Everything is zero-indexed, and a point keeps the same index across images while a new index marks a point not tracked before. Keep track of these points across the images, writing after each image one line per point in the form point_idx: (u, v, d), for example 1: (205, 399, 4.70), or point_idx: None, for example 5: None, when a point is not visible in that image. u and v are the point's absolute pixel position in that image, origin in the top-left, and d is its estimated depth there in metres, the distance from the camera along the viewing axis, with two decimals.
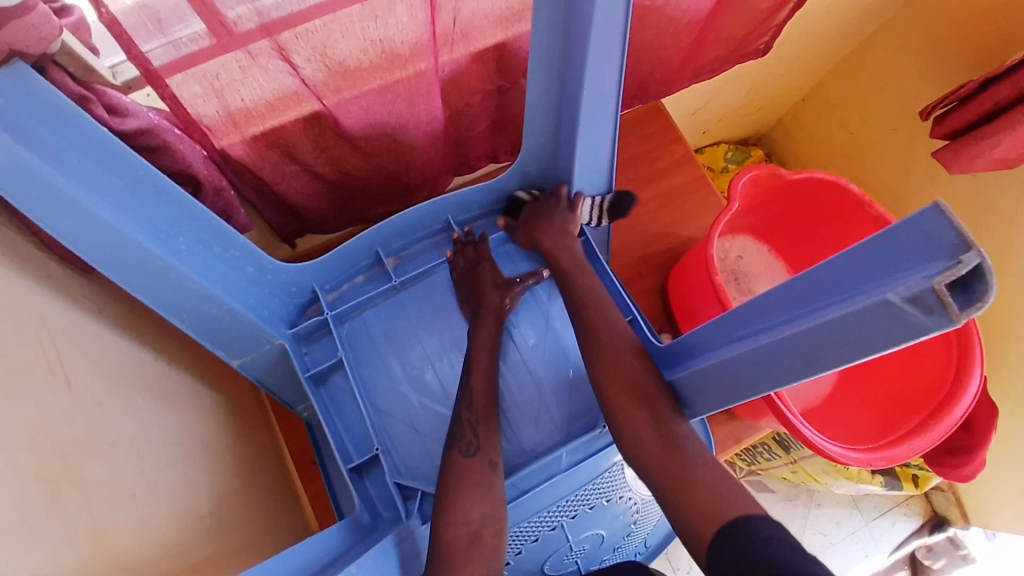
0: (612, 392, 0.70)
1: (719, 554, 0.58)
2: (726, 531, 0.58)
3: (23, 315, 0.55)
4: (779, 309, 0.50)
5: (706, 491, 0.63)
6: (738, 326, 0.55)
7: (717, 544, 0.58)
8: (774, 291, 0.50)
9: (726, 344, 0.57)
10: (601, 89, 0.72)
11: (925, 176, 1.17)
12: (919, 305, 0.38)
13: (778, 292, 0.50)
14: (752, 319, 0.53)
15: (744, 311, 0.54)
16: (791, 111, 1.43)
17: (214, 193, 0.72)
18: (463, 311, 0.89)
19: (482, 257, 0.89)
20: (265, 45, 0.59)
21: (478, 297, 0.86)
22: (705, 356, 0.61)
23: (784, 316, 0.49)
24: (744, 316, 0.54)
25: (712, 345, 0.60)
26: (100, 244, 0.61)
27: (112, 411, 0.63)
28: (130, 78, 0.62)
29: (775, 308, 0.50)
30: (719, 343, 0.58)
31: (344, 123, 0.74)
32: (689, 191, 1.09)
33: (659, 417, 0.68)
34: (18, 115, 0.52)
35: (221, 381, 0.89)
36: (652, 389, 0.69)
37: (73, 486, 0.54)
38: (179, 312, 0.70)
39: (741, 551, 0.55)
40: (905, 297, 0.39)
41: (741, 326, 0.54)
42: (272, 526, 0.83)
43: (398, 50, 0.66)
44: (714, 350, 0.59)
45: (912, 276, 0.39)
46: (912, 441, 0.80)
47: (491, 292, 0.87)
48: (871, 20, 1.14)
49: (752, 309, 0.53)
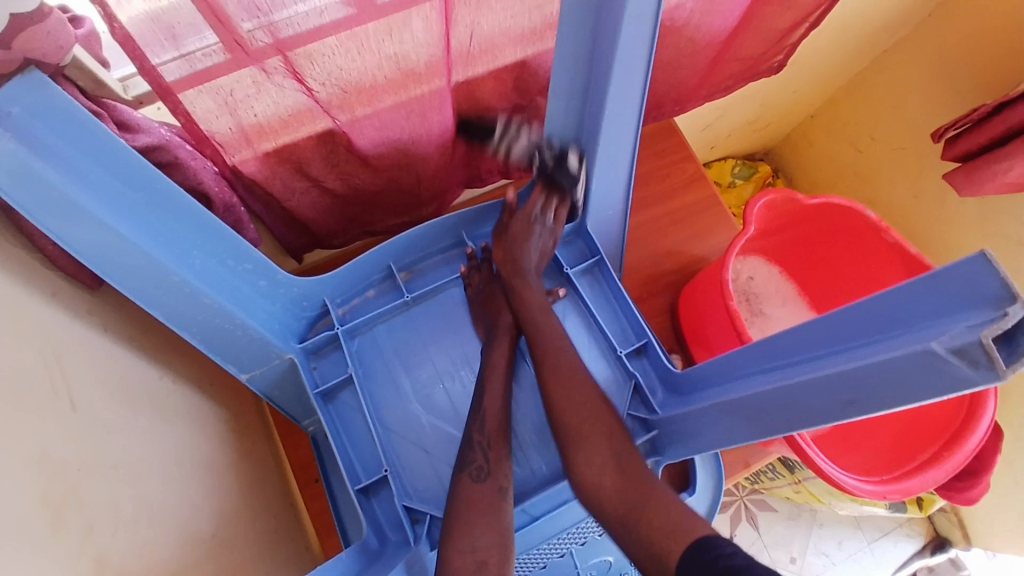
0: (583, 426, 0.71)
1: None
2: (692, 550, 0.57)
3: (26, 331, 0.53)
4: (827, 343, 0.49)
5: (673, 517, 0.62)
6: (783, 354, 0.54)
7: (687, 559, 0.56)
8: (823, 322, 0.50)
9: (762, 375, 0.56)
10: (623, 108, 0.71)
11: (934, 198, 1.17)
12: (964, 357, 0.37)
13: (825, 324, 0.49)
14: (797, 352, 0.53)
15: (789, 339, 0.53)
16: (799, 128, 1.42)
17: (225, 208, 0.70)
18: (475, 329, 0.88)
19: (495, 278, 0.88)
20: (278, 64, 0.57)
21: (492, 316, 0.86)
22: (734, 387, 0.60)
23: (830, 350, 0.49)
24: (789, 344, 0.54)
25: (748, 373, 0.60)
26: (111, 258, 0.59)
27: (115, 431, 0.61)
28: (141, 92, 0.61)
29: (823, 340, 0.50)
30: (757, 371, 0.58)
31: (356, 141, 0.73)
32: (700, 209, 1.08)
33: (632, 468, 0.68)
34: (29, 123, 0.50)
35: (225, 395, 0.88)
36: (616, 431, 0.71)
37: (77, 513, 0.52)
38: (188, 326, 0.69)
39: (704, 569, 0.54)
40: (949, 348, 0.38)
41: (783, 358, 0.54)
42: (275, 546, 0.81)
43: (415, 67, 0.65)
44: (748, 379, 0.59)
45: (959, 326, 0.38)
46: (925, 474, 0.80)
47: (507, 310, 0.86)
48: (883, 39, 1.14)
49: (800, 338, 0.52)
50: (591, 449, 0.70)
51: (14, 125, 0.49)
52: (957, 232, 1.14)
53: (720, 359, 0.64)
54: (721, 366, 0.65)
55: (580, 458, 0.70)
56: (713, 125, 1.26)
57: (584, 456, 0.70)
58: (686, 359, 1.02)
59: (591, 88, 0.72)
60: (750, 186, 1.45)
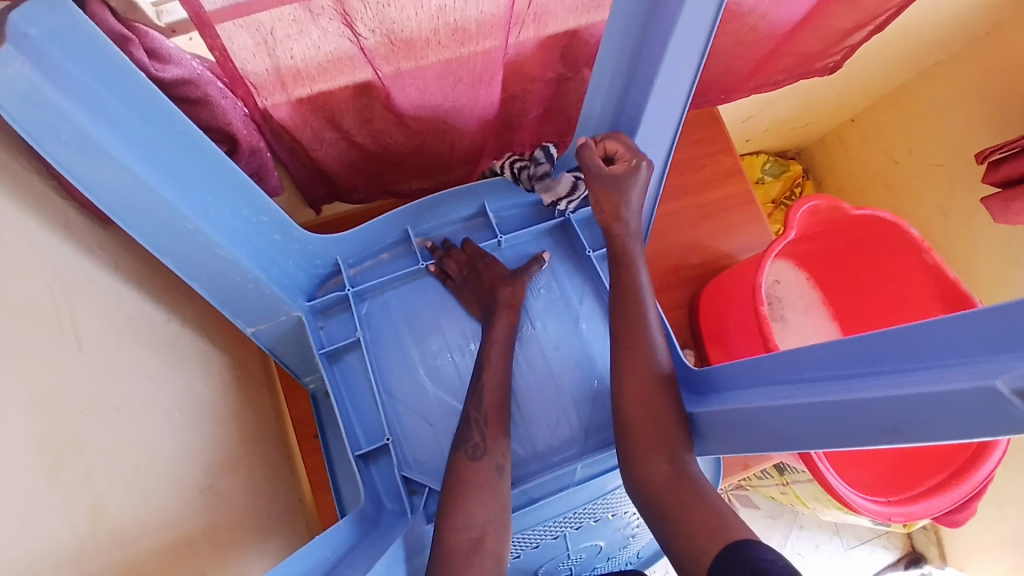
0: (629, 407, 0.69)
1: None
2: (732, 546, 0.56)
3: (35, 263, 0.51)
4: (865, 361, 0.49)
5: (713, 516, 0.61)
6: (826, 368, 0.52)
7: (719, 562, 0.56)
8: (871, 339, 0.48)
9: (794, 387, 0.54)
10: (672, 89, 0.68)
11: (964, 219, 1.13)
12: None
13: (874, 341, 0.48)
14: (836, 364, 0.51)
15: (828, 351, 0.52)
16: (836, 130, 1.37)
17: (250, 153, 0.68)
18: (470, 310, 0.84)
19: (477, 261, 0.84)
20: (326, 5, 0.53)
21: (490, 293, 0.82)
22: (758, 394, 0.58)
23: (876, 369, 0.47)
24: (831, 357, 0.52)
25: (774, 382, 0.57)
26: (128, 199, 0.56)
27: (121, 372, 0.59)
28: (175, 21, 0.57)
29: (868, 359, 0.48)
30: (788, 381, 0.56)
31: (395, 98, 0.69)
32: (731, 205, 1.05)
33: (676, 456, 0.66)
34: (43, 48, 0.45)
35: (232, 343, 0.85)
36: (666, 415, 0.68)
37: (76, 459, 0.50)
38: (198, 274, 0.66)
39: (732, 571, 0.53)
40: (1013, 389, 0.37)
41: (815, 371, 0.53)
42: (268, 498, 0.80)
43: (467, 26, 0.61)
44: (775, 388, 0.57)
45: None
46: (931, 500, 0.79)
47: (504, 285, 0.82)
48: (937, 50, 1.09)
49: (841, 353, 0.51)
50: (651, 448, 0.67)
51: (30, 47, 0.45)
52: (984, 257, 1.11)
53: (744, 360, 0.63)
54: (743, 370, 0.63)
55: (638, 456, 0.68)
56: (752, 118, 1.22)
57: (644, 454, 0.67)
58: (699, 356, 1.01)
59: (641, 60, 0.68)
60: (778, 184, 1.41)
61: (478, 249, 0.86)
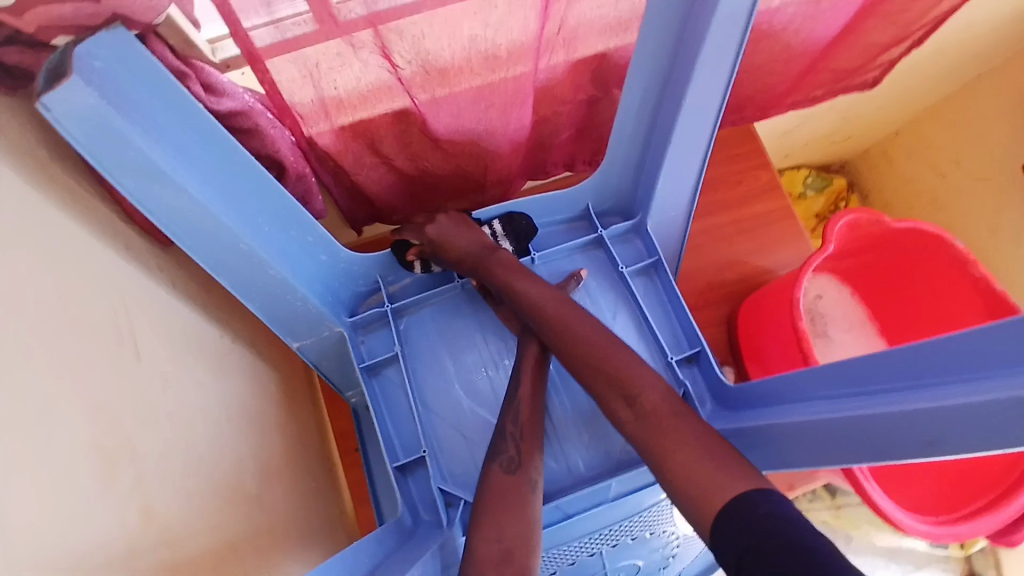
0: None
1: (723, 531, 0.53)
2: (739, 501, 0.53)
3: (97, 282, 0.55)
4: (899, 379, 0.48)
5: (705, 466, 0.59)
6: (865, 382, 0.51)
7: (727, 518, 0.53)
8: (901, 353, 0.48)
9: (834, 401, 0.54)
10: (700, 108, 0.69)
11: (1019, 231, 1.09)
12: None
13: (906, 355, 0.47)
14: (867, 379, 0.51)
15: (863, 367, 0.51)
16: (880, 143, 1.34)
17: (296, 178, 0.71)
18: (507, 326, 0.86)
19: None
20: (367, 38, 0.57)
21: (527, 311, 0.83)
22: (803, 411, 0.58)
23: (910, 383, 0.47)
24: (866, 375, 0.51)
25: (808, 398, 0.58)
26: (183, 219, 0.60)
27: (174, 384, 0.63)
28: (228, 56, 0.61)
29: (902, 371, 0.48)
30: (820, 397, 0.56)
31: (431, 124, 0.72)
32: (769, 221, 1.05)
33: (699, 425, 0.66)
34: (110, 78, 0.50)
35: (277, 358, 0.89)
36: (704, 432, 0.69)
37: (131, 463, 0.54)
38: (249, 291, 0.70)
39: (747, 526, 0.50)
40: None
41: (852, 386, 0.53)
42: (310, 509, 0.83)
43: (497, 53, 0.63)
44: (816, 403, 0.56)
45: None
46: (980, 519, 0.76)
47: None
48: (981, 58, 1.07)
49: (872, 367, 0.50)
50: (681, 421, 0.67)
51: (96, 76, 0.49)
52: None
53: (782, 378, 0.62)
54: (780, 386, 0.63)
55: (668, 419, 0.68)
56: (792, 131, 1.22)
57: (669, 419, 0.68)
58: (738, 373, 1.00)
59: (671, 80, 0.70)
60: (822, 198, 1.39)
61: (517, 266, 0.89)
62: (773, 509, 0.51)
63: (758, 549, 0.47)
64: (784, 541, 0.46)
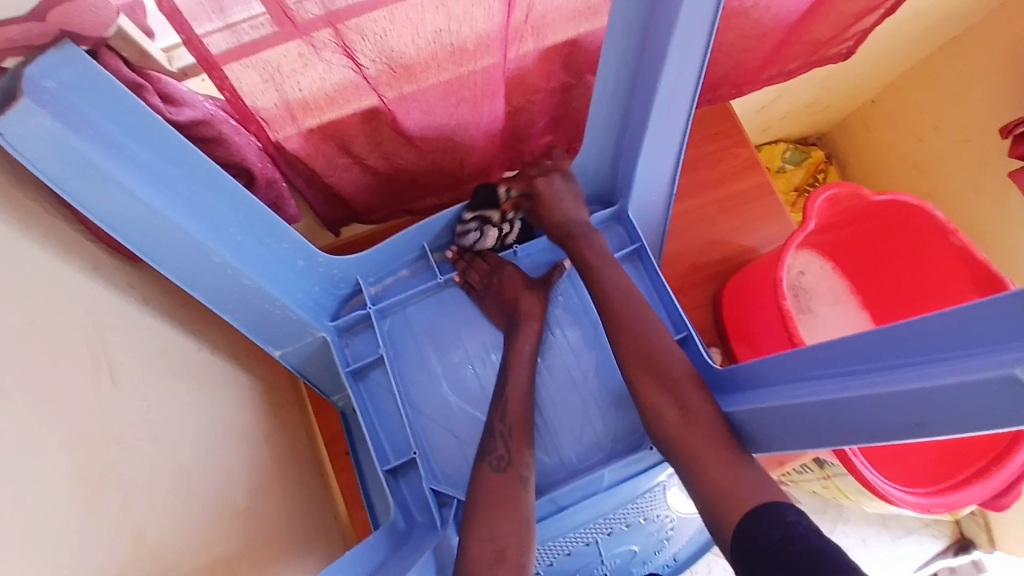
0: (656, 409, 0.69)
1: (743, 543, 0.58)
2: (753, 514, 0.59)
3: (67, 306, 0.54)
4: (885, 360, 0.48)
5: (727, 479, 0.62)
6: (850, 362, 0.51)
7: (741, 532, 0.58)
8: (885, 333, 0.48)
9: (819, 382, 0.54)
10: (675, 90, 0.68)
11: (998, 195, 1.10)
12: None
13: (891, 335, 0.47)
14: (853, 360, 0.51)
15: (848, 348, 0.51)
16: (857, 113, 1.34)
17: (267, 184, 0.69)
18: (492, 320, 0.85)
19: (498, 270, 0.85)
20: (328, 38, 0.55)
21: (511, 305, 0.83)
22: (788, 392, 0.58)
23: (895, 363, 0.47)
24: (851, 355, 0.51)
25: (794, 380, 0.58)
26: (152, 236, 0.58)
27: (155, 403, 0.61)
28: (186, 65, 0.59)
29: (887, 351, 0.48)
30: (806, 378, 0.56)
31: (402, 121, 0.71)
32: (750, 199, 1.04)
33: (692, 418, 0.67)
34: (68, 100, 0.49)
35: (260, 366, 0.88)
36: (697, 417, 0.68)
37: (115, 487, 0.53)
38: (226, 303, 0.68)
39: (760, 535, 0.56)
40: None
41: (838, 367, 0.52)
42: (303, 516, 0.82)
43: (465, 44, 0.62)
44: (802, 386, 0.56)
45: None
46: (970, 488, 0.77)
47: (523, 297, 0.83)
48: (953, 23, 1.07)
49: (858, 348, 0.50)
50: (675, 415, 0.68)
51: (52, 100, 0.48)
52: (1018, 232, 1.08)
53: (768, 359, 0.62)
54: (767, 368, 0.62)
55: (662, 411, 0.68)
56: (769, 107, 1.21)
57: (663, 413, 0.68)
58: (725, 354, 1.00)
59: (643, 63, 0.69)
60: (801, 172, 1.38)
61: (499, 258, 0.88)
62: (783, 518, 0.56)
63: (770, 560, 0.53)
64: (796, 547, 0.52)
